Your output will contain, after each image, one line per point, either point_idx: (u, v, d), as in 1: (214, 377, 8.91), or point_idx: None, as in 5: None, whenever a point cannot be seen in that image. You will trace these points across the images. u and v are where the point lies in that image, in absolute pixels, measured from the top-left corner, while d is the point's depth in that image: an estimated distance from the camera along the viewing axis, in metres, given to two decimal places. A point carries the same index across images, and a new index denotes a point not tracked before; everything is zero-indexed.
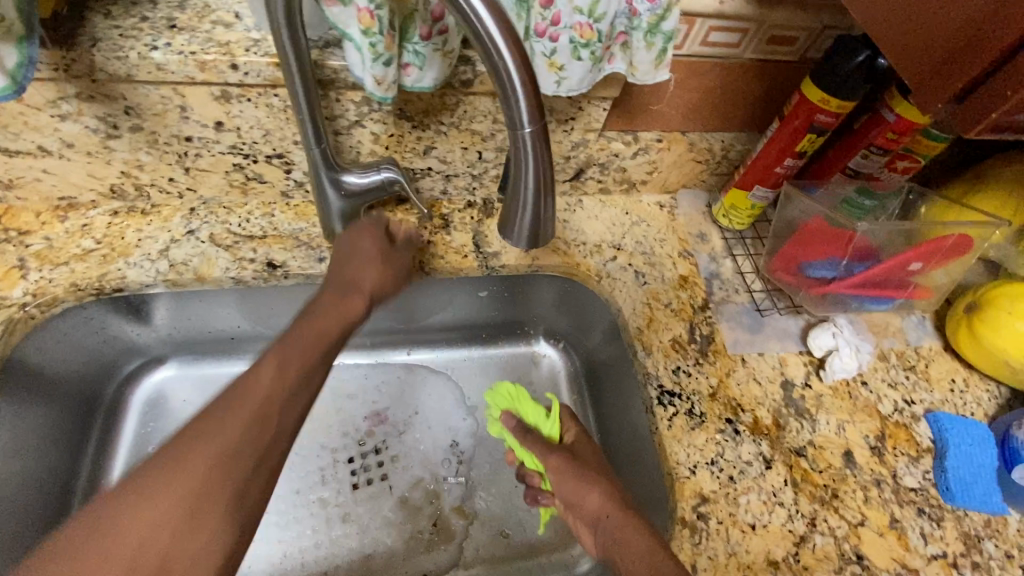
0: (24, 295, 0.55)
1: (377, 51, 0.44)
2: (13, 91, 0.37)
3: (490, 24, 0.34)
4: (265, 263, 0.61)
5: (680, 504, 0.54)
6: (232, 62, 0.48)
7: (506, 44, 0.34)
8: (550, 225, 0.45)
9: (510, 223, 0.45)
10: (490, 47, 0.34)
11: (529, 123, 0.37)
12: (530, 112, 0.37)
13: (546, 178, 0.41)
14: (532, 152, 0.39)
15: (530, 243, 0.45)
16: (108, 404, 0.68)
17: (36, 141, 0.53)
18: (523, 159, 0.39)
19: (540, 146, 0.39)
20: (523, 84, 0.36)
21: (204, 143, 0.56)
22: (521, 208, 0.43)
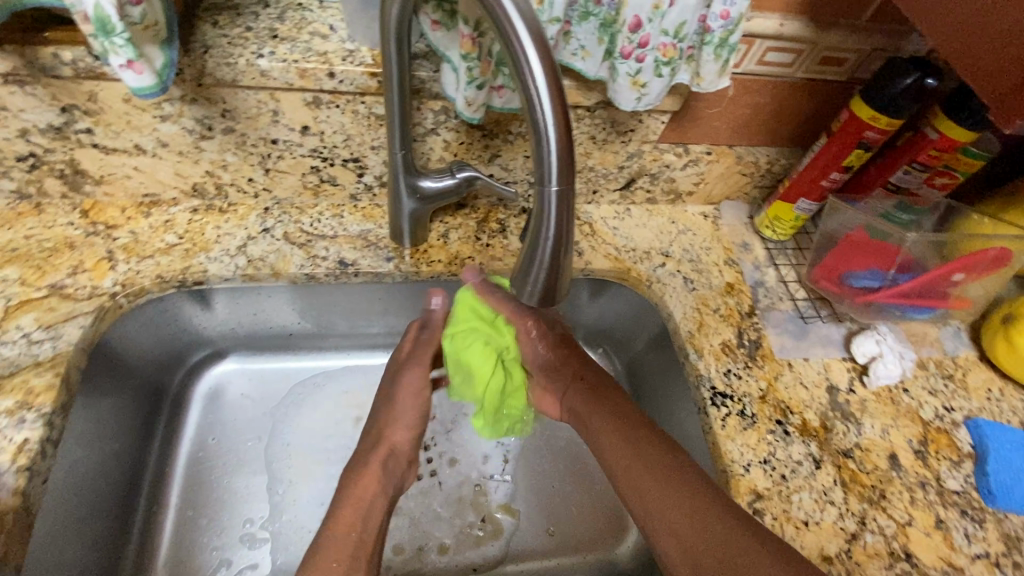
0: (114, 285, 0.58)
1: (472, 76, 0.45)
2: (157, 89, 0.39)
3: (530, 56, 0.30)
4: (337, 261, 0.63)
5: (736, 500, 0.57)
6: (329, 71, 0.51)
7: (550, 98, 0.31)
8: (565, 287, 0.40)
9: (521, 278, 0.39)
10: (532, 99, 0.31)
11: (556, 180, 0.34)
12: (560, 171, 0.33)
13: (565, 238, 0.37)
14: (555, 214, 0.35)
15: (541, 302, 0.40)
16: (173, 394, 0.70)
17: (135, 140, 0.56)
18: (544, 221, 0.36)
19: (566, 208, 0.35)
20: (558, 138, 0.32)
21: (287, 146, 0.59)
22: (535, 269, 0.38)
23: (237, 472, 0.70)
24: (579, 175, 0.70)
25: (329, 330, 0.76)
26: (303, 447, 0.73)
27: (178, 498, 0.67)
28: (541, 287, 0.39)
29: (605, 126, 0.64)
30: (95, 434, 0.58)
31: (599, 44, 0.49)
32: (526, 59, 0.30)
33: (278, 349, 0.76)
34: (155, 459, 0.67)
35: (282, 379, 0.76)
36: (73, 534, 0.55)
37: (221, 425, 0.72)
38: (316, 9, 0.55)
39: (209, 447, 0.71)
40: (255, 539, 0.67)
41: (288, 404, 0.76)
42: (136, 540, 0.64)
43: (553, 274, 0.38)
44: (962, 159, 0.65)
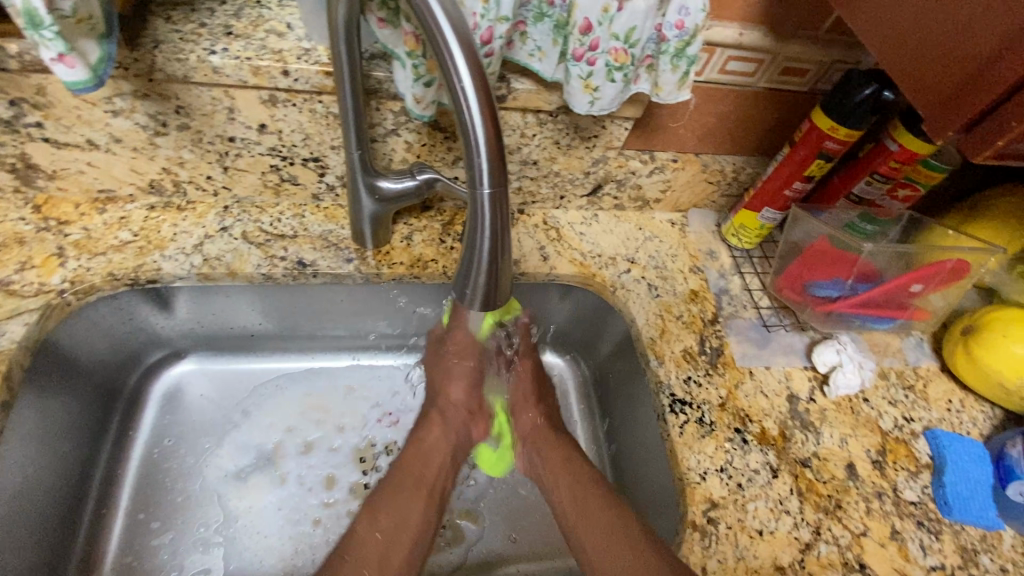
0: (62, 281, 0.57)
1: (419, 72, 0.45)
2: (93, 84, 0.39)
3: (458, 59, 0.30)
4: (295, 261, 0.63)
5: (690, 508, 0.56)
6: (284, 69, 0.51)
7: (477, 99, 0.31)
8: (506, 291, 0.40)
9: (462, 283, 0.39)
10: (460, 100, 0.31)
11: (489, 185, 0.33)
12: (491, 172, 0.33)
13: (505, 239, 0.36)
14: (490, 216, 0.35)
15: (483, 307, 0.40)
16: (128, 395, 0.69)
17: (86, 135, 0.55)
18: (479, 223, 0.35)
19: (500, 211, 0.35)
20: (486, 137, 0.32)
21: (245, 144, 0.58)
22: (474, 272, 0.38)
23: (192, 475, 0.69)
24: (545, 179, 0.70)
25: (292, 332, 0.75)
26: (262, 449, 0.72)
27: (128, 501, 0.66)
28: (480, 291, 0.39)
29: (569, 131, 0.64)
30: (39, 435, 0.56)
31: (553, 46, 0.49)
32: (452, 58, 0.30)
33: (240, 350, 0.75)
34: (106, 461, 0.66)
35: (243, 380, 0.75)
36: (12, 541, 0.54)
37: (177, 427, 0.71)
38: (274, 7, 0.54)
39: (164, 450, 0.69)
40: (209, 543, 0.66)
41: (248, 406, 0.74)
42: (82, 543, 0.62)
43: (493, 276, 0.38)
44: (922, 170, 0.66)
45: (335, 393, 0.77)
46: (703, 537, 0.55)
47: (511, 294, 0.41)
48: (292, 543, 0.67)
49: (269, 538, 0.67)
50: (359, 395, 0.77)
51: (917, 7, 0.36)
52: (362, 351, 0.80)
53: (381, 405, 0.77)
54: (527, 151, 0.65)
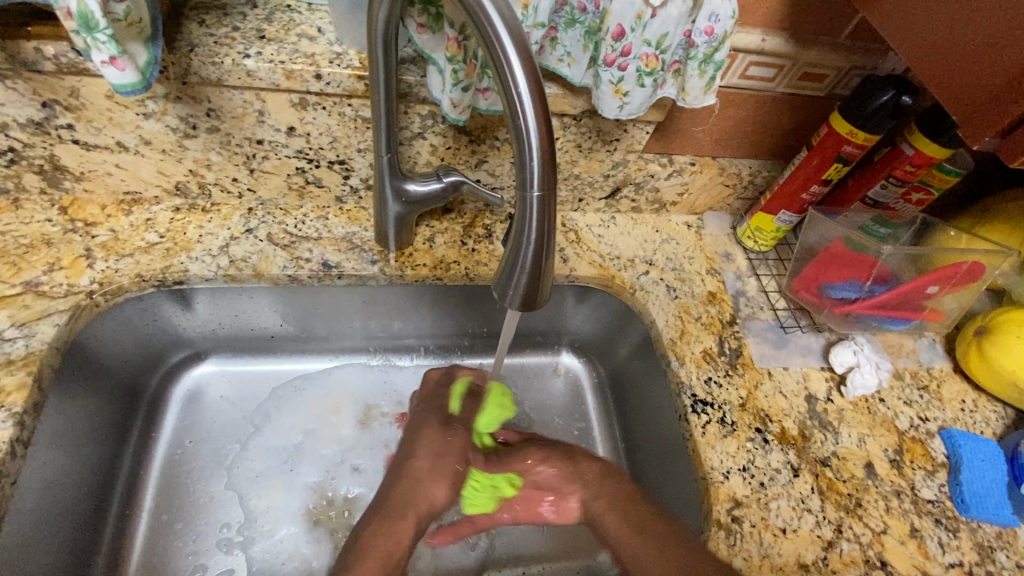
0: (91, 283, 0.57)
1: (458, 77, 0.45)
2: (141, 86, 0.39)
3: (515, 63, 0.31)
4: (320, 263, 0.63)
5: (714, 507, 0.57)
6: (316, 72, 0.51)
7: (532, 103, 0.32)
8: (546, 291, 0.40)
9: (503, 283, 0.39)
10: (514, 103, 0.32)
11: (538, 186, 0.34)
12: (541, 173, 0.34)
13: (551, 241, 0.37)
14: (537, 218, 0.35)
15: (523, 307, 0.40)
16: (151, 396, 0.69)
17: (117, 137, 0.55)
18: (526, 226, 0.36)
19: (547, 212, 0.35)
20: (539, 140, 0.32)
21: (273, 146, 0.59)
22: (516, 273, 0.38)
23: (215, 476, 0.69)
24: (565, 182, 0.71)
25: (311, 334, 0.75)
26: (281, 451, 0.72)
27: (151, 503, 0.66)
28: (522, 291, 0.39)
29: (591, 135, 0.64)
30: (66, 436, 0.56)
31: (584, 51, 0.50)
32: (508, 62, 0.31)
33: (260, 351, 0.76)
34: (130, 461, 0.66)
35: (262, 382, 0.75)
36: (41, 541, 0.54)
37: (197, 428, 0.71)
38: (305, 11, 0.55)
39: (186, 451, 0.69)
40: (233, 544, 0.66)
41: (268, 407, 0.75)
42: (108, 543, 0.62)
43: (536, 277, 0.38)
44: (937, 174, 0.67)
45: (354, 395, 0.77)
46: (729, 535, 0.55)
47: (550, 295, 0.41)
48: (314, 544, 0.68)
49: (291, 539, 0.68)
50: (377, 397, 0.78)
51: (956, 15, 0.36)
52: (381, 354, 0.80)
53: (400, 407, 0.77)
54: None
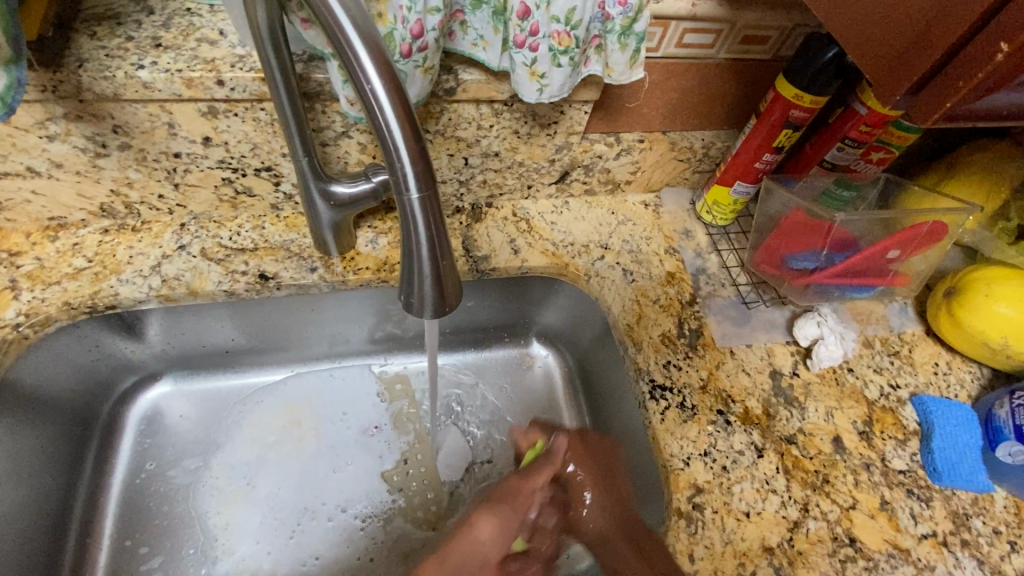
0: (17, 315, 0.55)
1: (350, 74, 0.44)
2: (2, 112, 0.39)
3: (368, 64, 0.30)
4: (257, 275, 0.61)
5: (675, 495, 0.55)
6: (218, 78, 0.49)
7: (392, 103, 0.31)
8: (456, 294, 0.39)
9: (408, 292, 0.38)
10: (373, 104, 0.31)
11: (417, 189, 0.33)
12: (416, 175, 0.33)
13: (444, 245, 0.36)
14: (423, 224, 0.35)
15: (435, 315, 0.39)
16: (104, 422, 0.68)
17: (25, 163, 0.53)
18: (414, 232, 0.35)
19: (433, 213, 0.35)
20: (406, 141, 0.32)
21: (192, 158, 0.57)
22: (417, 282, 0.37)
23: (177, 498, 0.68)
24: (509, 171, 0.68)
25: (266, 346, 0.74)
26: (241, 466, 0.71)
27: (113, 529, 0.65)
28: (428, 299, 0.38)
29: (527, 119, 0.61)
30: (8, 472, 0.56)
31: (495, 34, 0.47)
32: (360, 62, 0.30)
33: (216, 368, 0.74)
34: (87, 491, 0.65)
35: (221, 398, 0.74)
36: None
37: (157, 450, 0.70)
38: (205, 14, 0.52)
39: (146, 475, 0.68)
40: (193, 563, 0.65)
41: (228, 424, 0.73)
42: (69, 574, 0.62)
43: (439, 283, 0.37)
44: (894, 132, 0.64)
45: (315, 404, 0.76)
46: (689, 524, 0.54)
47: (460, 297, 0.40)
48: (275, 558, 0.67)
49: (257, 555, 0.67)
50: (340, 403, 0.76)
51: None
52: (341, 359, 0.79)
53: (364, 414, 0.76)
54: (487, 143, 0.63)
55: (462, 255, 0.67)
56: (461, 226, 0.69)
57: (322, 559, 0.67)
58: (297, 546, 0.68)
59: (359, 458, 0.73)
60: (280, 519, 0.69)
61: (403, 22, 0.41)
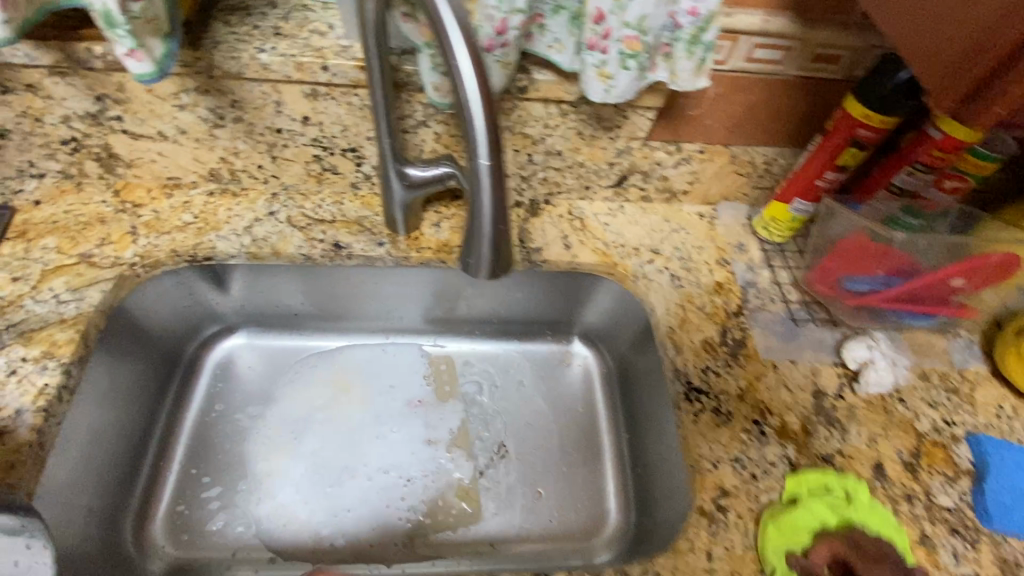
0: (134, 256, 0.64)
1: (434, 62, 0.50)
2: (157, 74, 0.46)
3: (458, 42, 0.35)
4: (332, 244, 0.68)
5: (700, 494, 0.56)
6: (323, 64, 0.56)
7: (474, 79, 0.36)
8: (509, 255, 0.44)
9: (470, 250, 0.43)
10: (457, 78, 0.36)
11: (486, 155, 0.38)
12: (487, 143, 0.38)
13: (504, 210, 0.40)
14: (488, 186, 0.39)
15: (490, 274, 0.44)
16: (187, 362, 0.77)
17: (158, 128, 0.62)
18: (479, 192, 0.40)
19: (497, 179, 0.39)
20: (481, 112, 0.37)
21: (291, 135, 0.64)
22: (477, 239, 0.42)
23: (239, 439, 0.75)
24: (570, 170, 0.71)
25: (330, 314, 0.82)
26: (294, 420, 0.77)
27: (183, 457, 0.72)
28: (485, 256, 0.43)
29: (591, 121, 0.65)
30: (109, 389, 0.64)
31: (570, 37, 0.51)
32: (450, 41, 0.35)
33: (284, 328, 0.82)
34: (166, 420, 0.74)
35: (286, 355, 0.82)
36: (87, 482, 0.61)
37: (227, 393, 0.78)
38: (318, 10, 0.60)
39: (214, 413, 0.76)
40: (241, 500, 0.71)
41: (287, 379, 0.80)
42: (141, 492, 0.69)
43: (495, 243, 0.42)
44: (970, 159, 0.62)
45: (363, 373, 0.82)
46: (711, 523, 0.54)
47: (513, 262, 0.45)
48: (310, 507, 0.71)
49: (298, 502, 0.72)
50: (388, 374, 0.83)
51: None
52: (394, 334, 0.86)
53: (408, 387, 0.82)
54: (551, 142, 0.67)
55: (516, 245, 0.71)
56: (518, 219, 0.73)
57: (355, 513, 0.72)
58: (334, 498, 0.73)
59: (400, 426, 0.79)
60: (323, 471, 0.74)
61: (490, 20, 0.46)
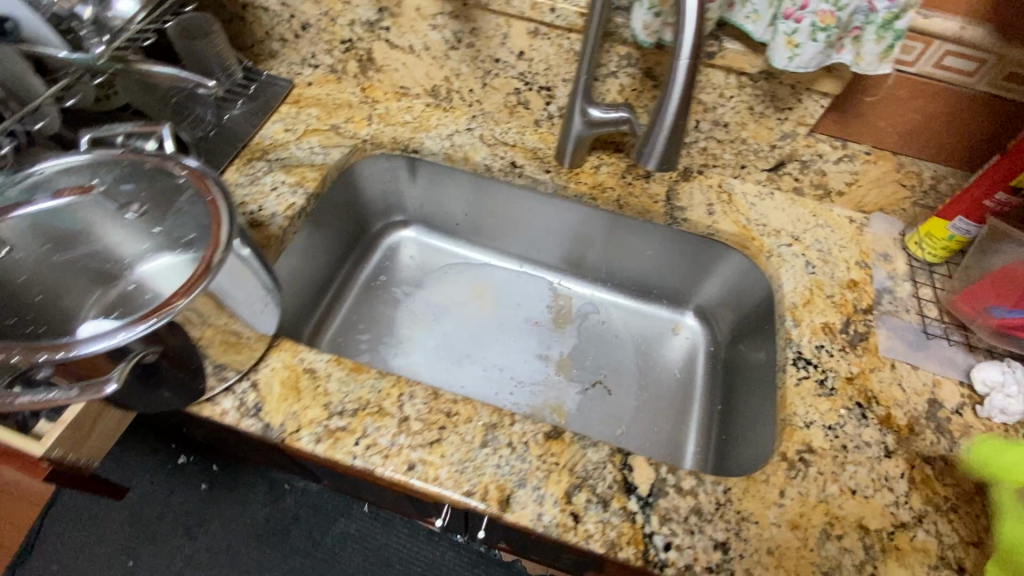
0: (367, 135, 0.83)
1: (651, 2, 0.57)
2: None
3: None
4: (510, 162, 0.82)
5: (785, 442, 0.59)
6: (552, 6, 0.69)
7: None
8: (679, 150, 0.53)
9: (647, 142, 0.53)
10: None
11: (686, 56, 0.48)
12: (691, 45, 0.48)
13: (686, 105, 0.50)
14: (680, 84, 0.49)
15: (659, 164, 0.54)
16: (369, 238, 0.95)
17: (409, 42, 0.80)
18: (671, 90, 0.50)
19: (689, 81, 0.49)
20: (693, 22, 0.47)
21: (505, 66, 0.79)
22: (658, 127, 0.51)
23: (392, 307, 0.91)
24: (731, 145, 0.78)
25: (484, 231, 0.96)
26: (436, 307, 0.92)
27: (349, 306, 0.90)
28: (659, 149, 0.52)
29: (766, 99, 0.71)
30: (320, 231, 0.83)
31: (768, 9, 0.58)
32: None
33: (445, 235, 0.98)
34: (345, 275, 0.92)
35: (441, 257, 0.97)
36: (290, 291, 0.80)
37: (391, 271, 0.95)
38: None
39: (378, 283, 0.93)
40: (383, 351, 0.87)
41: (437, 276, 0.96)
42: (316, 319, 0.87)
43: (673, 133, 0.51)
44: None
45: (498, 289, 0.95)
46: (791, 469, 0.57)
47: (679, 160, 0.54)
48: (433, 374, 0.85)
49: (425, 368, 0.85)
50: (517, 296, 0.94)
51: None
52: (531, 266, 0.98)
53: (532, 310, 0.93)
54: (722, 112, 0.74)
55: (663, 200, 0.79)
56: (670, 180, 0.81)
57: (466, 391, 0.84)
58: (453, 374, 0.85)
59: (517, 338, 0.90)
60: (449, 352, 0.87)
61: None
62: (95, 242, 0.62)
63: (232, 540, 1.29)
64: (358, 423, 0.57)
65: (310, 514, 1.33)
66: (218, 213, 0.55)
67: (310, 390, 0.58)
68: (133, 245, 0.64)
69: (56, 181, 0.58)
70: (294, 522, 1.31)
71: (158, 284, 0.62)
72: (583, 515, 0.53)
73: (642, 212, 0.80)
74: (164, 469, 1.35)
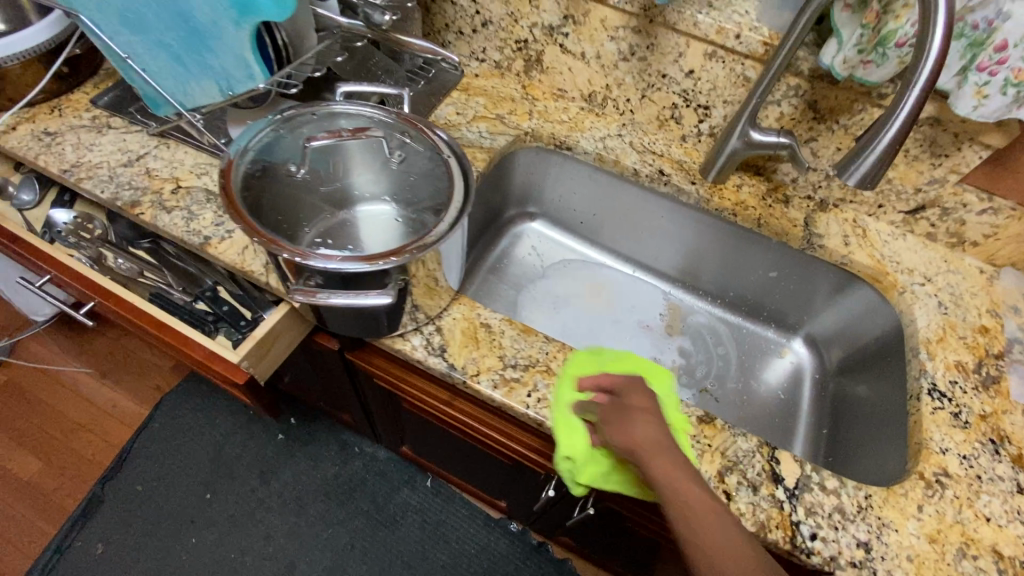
0: (528, 128, 0.90)
1: (860, 41, 0.63)
2: None
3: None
4: (658, 171, 0.88)
5: (921, 463, 0.62)
6: (738, 33, 0.75)
7: (942, 28, 0.49)
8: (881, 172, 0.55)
9: (854, 160, 0.55)
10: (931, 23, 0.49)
11: (921, 85, 0.50)
12: (928, 75, 0.50)
13: (905, 132, 0.52)
14: (906, 109, 0.51)
15: (860, 181, 0.56)
16: (498, 225, 1.01)
17: (583, 49, 0.87)
18: (895, 115, 0.52)
19: (916, 108, 0.51)
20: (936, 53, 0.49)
21: (669, 82, 0.85)
22: (868, 150, 0.54)
23: (518, 292, 0.97)
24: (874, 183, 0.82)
25: (608, 234, 1.01)
26: (557, 298, 0.97)
27: (478, 284, 0.96)
28: (864, 169, 0.55)
29: (923, 144, 0.76)
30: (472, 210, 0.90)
31: (959, 60, 0.62)
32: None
33: (567, 232, 1.03)
34: (475, 255, 0.97)
35: (561, 252, 1.02)
36: None
37: (515, 259, 1.00)
38: None
39: (504, 267, 0.99)
40: None
41: (558, 269, 1.01)
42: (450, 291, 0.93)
43: (883, 155, 0.54)
44: None
45: (614, 289, 1.00)
46: (929, 488, 0.60)
47: (879, 181, 0.56)
48: None
49: None
50: (632, 299, 0.99)
51: None
52: (646, 273, 1.02)
53: (647, 314, 0.98)
54: None
55: (802, 225, 0.84)
56: (807, 209, 0.86)
57: None
58: None
59: (634, 337, 0.94)
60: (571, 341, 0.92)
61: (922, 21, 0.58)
62: (347, 178, 0.64)
63: (301, 491, 1.34)
64: (530, 377, 0.62)
65: (375, 480, 1.37)
66: (452, 173, 0.59)
67: (487, 341, 0.64)
68: (372, 188, 0.66)
69: (337, 119, 0.62)
70: (360, 484, 1.36)
71: (380, 228, 0.65)
72: (736, 494, 0.57)
73: (779, 233, 0.85)
74: (246, 414, 1.42)
